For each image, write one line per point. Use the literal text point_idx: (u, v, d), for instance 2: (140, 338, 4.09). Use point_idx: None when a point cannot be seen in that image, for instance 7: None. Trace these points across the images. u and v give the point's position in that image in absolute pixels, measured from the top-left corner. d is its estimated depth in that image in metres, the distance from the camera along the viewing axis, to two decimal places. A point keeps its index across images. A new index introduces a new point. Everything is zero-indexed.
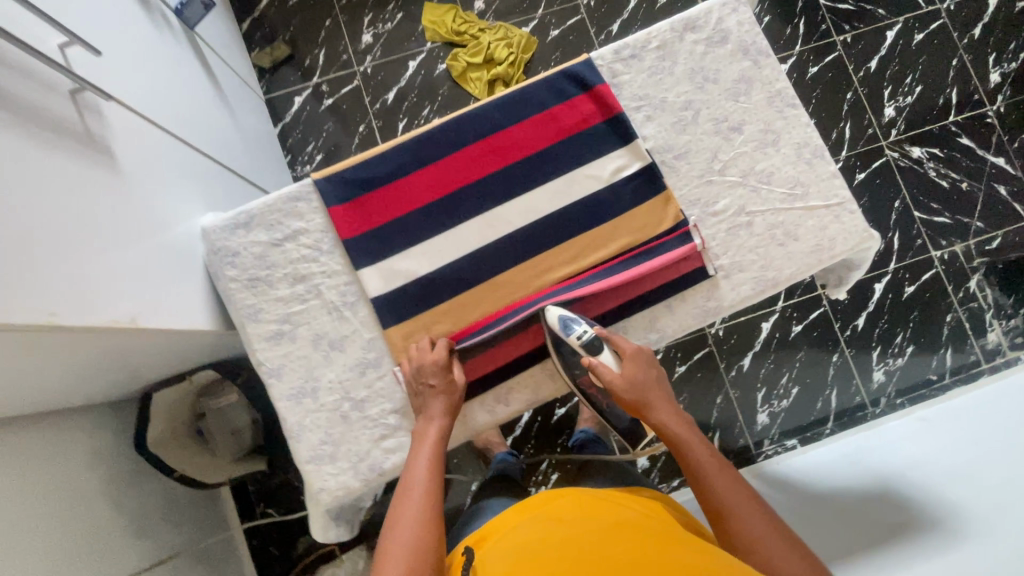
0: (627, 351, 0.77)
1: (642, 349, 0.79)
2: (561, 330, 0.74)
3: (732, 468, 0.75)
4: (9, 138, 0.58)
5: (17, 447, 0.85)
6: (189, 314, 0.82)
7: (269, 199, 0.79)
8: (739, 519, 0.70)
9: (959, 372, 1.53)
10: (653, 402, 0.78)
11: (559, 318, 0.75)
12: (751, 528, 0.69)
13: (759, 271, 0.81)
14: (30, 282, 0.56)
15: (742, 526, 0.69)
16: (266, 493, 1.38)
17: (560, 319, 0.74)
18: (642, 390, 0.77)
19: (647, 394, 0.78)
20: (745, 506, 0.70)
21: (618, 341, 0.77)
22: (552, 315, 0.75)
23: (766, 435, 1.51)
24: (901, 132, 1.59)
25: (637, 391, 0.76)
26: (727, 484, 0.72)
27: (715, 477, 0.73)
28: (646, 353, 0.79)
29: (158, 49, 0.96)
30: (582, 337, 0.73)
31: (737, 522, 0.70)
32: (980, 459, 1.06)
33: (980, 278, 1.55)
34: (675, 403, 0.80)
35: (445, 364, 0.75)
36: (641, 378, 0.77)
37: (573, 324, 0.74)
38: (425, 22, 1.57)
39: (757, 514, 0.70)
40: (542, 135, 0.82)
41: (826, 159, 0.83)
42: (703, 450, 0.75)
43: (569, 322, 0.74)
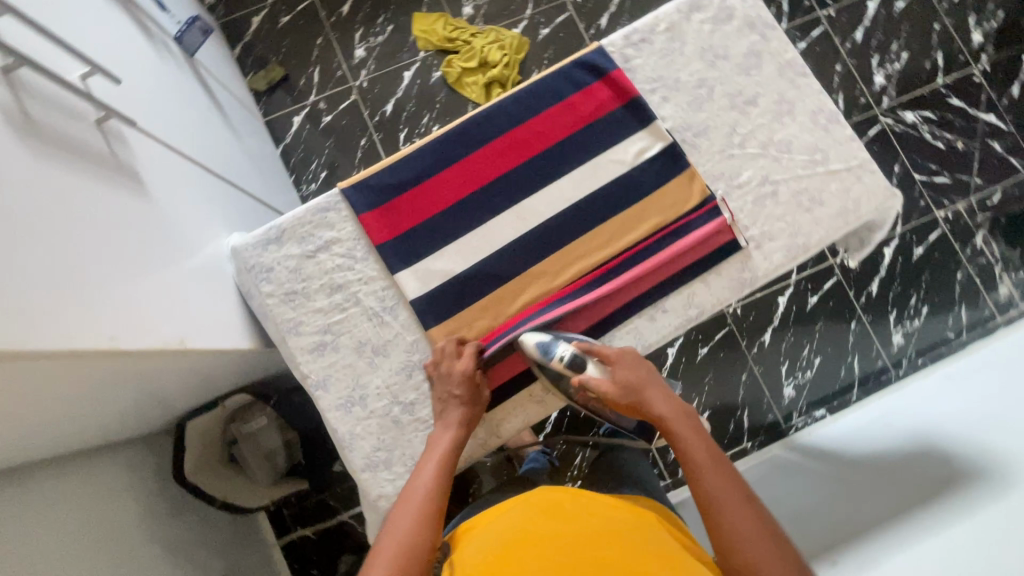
0: (611, 356, 0.76)
1: (627, 351, 0.78)
2: (540, 355, 0.74)
3: (726, 462, 0.71)
4: (50, 168, 0.59)
5: (65, 483, 0.85)
6: (231, 333, 0.83)
7: (299, 212, 0.79)
8: (726, 516, 0.66)
9: (975, 328, 1.55)
10: (647, 398, 0.75)
11: (536, 344, 0.75)
12: (739, 526, 0.65)
13: (789, 238, 0.82)
14: (86, 310, 0.57)
15: (729, 524, 0.65)
16: (303, 515, 1.37)
17: (538, 344, 0.75)
18: (634, 390, 0.75)
19: (640, 393, 0.75)
20: (735, 504, 0.66)
21: (601, 349, 0.76)
22: (528, 342, 0.76)
23: (794, 408, 1.51)
24: (893, 98, 1.61)
25: (629, 392, 0.75)
26: (719, 480, 0.68)
27: (706, 472, 0.69)
28: (630, 354, 0.77)
29: (165, 76, 0.96)
30: (564, 358, 0.73)
31: (723, 519, 0.66)
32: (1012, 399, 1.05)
33: (985, 234, 1.57)
34: (672, 396, 0.77)
35: (472, 375, 0.75)
36: (631, 378, 0.75)
37: (552, 347, 0.74)
38: (415, 32, 1.58)
39: (746, 512, 0.66)
40: (562, 125, 0.83)
41: (842, 123, 0.84)
42: (693, 446, 0.71)
43: (548, 347, 0.74)
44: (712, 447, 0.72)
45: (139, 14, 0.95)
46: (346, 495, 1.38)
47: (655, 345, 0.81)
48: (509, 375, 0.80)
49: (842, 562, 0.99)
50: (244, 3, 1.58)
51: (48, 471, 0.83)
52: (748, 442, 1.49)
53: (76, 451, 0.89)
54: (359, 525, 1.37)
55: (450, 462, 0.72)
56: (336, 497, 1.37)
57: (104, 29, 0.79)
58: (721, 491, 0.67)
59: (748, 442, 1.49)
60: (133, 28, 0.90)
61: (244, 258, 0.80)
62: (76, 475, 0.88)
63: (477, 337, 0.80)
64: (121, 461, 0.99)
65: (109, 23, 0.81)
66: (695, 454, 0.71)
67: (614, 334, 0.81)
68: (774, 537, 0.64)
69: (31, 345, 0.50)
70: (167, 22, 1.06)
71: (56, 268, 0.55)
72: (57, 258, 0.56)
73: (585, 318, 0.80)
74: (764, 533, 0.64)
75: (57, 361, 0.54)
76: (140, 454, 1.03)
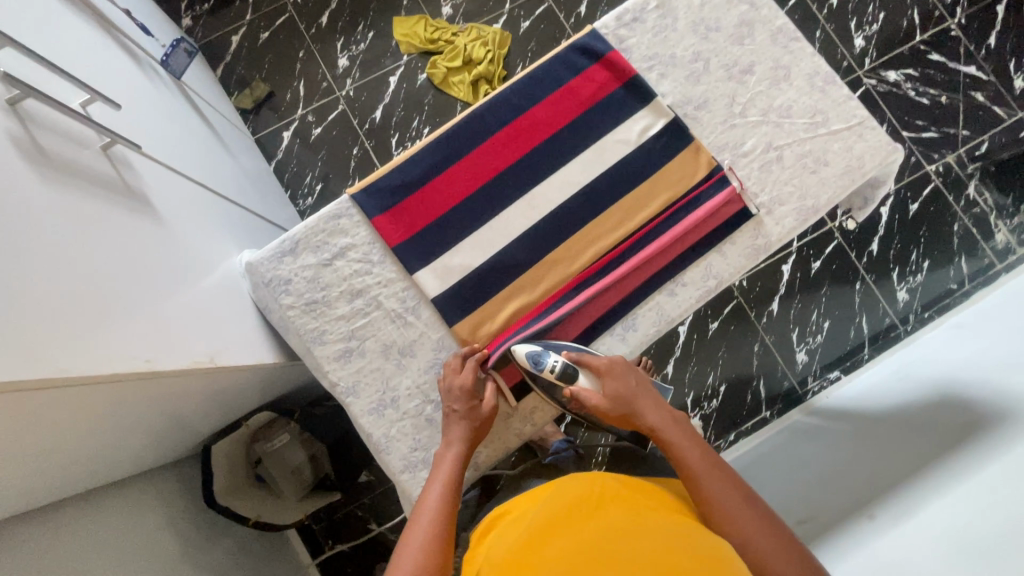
0: (601, 368, 0.75)
1: (617, 360, 0.77)
2: (531, 366, 0.75)
3: (722, 465, 0.71)
4: (77, 201, 0.60)
5: (110, 513, 0.86)
6: (257, 349, 0.85)
7: (311, 221, 0.79)
8: (728, 518, 0.66)
9: (977, 277, 1.57)
10: (639, 409, 0.76)
11: (527, 354, 0.75)
12: (742, 527, 0.65)
13: (799, 201, 0.83)
14: (118, 336, 0.59)
15: (736, 527, 0.65)
16: (334, 527, 1.37)
17: (529, 355, 0.75)
18: (626, 402, 0.76)
19: (632, 404, 0.76)
20: (737, 506, 0.67)
21: (590, 360, 0.76)
22: (519, 354, 0.76)
23: (809, 372, 1.53)
24: (874, 59, 1.63)
25: (620, 405, 0.75)
26: (720, 482, 0.68)
27: (707, 475, 0.69)
28: (622, 363, 0.78)
29: (158, 99, 0.95)
30: (555, 368, 0.74)
31: (726, 520, 0.66)
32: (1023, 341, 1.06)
33: (977, 184, 1.59)
34: (664, 405, 0.78)
35: (471, 389, 0.74)
36: (623, 390, 0.75)
37: (542, 359, 0.74)
38: (397, 37, 1.57)
39: (750, 512, 0.66)
40: (564, 110, 0.83)
41: (838, 83, 0.85)
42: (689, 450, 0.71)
43: (538, 356, 0.74)
44: (709, 452, 0.73)
45: (125, 40, 0.94)
46: (375, 504, 1.38)
47: (678, 319, 0.82)
48: None
49: (879, 518, 0.98)
50: (222, 23, 1.57)
51: (89, 504, 0.83)
52: (766, 411, 1.51)
53: (114, 482, 0.89)
54: (391, 533, 1.38)
55: (455, 479, 0.71)
56: (366, 507, 1.38)
57: (94, 54, 0.78)
58: (722, 494, 0.68)
59: (767, 412, 1.51)
60: (121, 53, 0.89)
61: (261, 273, 0.79)
62: (115, 506, 0.88)
63: (483, 344, 0.79)
64: (157, 487, 0.99)
65: (98, 49, 0.80)
66: (692, 459, 0.71)
67: (637, 313, 0.81)
68: (778, 537, 0.65)
69: (73, 372, 0.52)
70: (151, 46, 1.05)
71: (86, 298, 0.57)
72: (87, 287, 0.58)
73: (608, 300, 0.81)
74: (768, 531, 0.65)
75: (99, 386, 0.56)
76: (172, 481, 1.03)
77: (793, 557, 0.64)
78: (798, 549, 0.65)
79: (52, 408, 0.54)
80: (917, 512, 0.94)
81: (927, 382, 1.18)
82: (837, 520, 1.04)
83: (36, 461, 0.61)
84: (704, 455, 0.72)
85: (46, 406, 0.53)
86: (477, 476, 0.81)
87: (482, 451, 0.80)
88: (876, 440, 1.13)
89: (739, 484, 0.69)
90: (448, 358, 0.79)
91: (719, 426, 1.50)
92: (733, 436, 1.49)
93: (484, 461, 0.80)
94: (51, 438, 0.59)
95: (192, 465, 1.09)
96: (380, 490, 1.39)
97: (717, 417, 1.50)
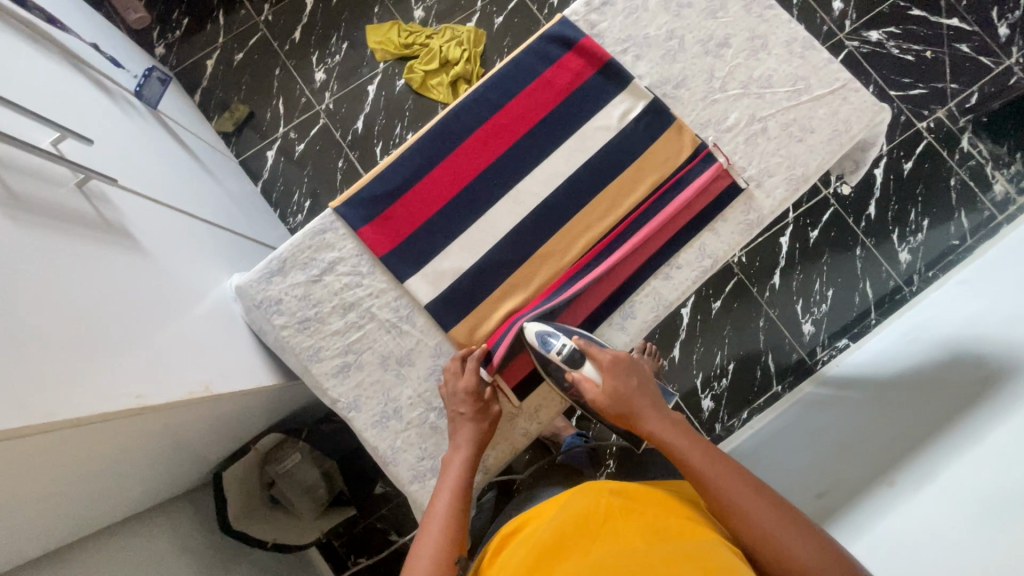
0: (605, 361, 0.74)
1: (621, 356, 0.75)
2: (539, 346, 0.74)
3: (729, 462, 0.69)
4: (53, 240, 0.59)
5: (130, 545, 0.86)
6: (253, 373, 0.84)
7: (297, 239, 0.78)
8: (747, 519, 0.64)
9: (979, 230, 1.54)
10: (639, 410, 0.74)
11: (536, 334, 0.74)
12: (764, 526, 0.64)
13: (788, 171, 0.82)
14: (109, 376, 0.59)
15: (752, 525, 0.64)
16: (354, 543, 1.37)
17: (538, 335, 0.74)
18: (624, 400, 0.74)
19: (631, 404, 0.74)
20: (753, 505, 0.65)
21: (596, 352, 0.74)
22: (528, 332, 0.75)
23: (817, 343, 1.52)
24: (854, 21, 1.60)
25: (618, 404, 0.74)
26: (733, 482, 0.67)
27: (717, 477, 0.67)
28: (625, 360, 0.76)
29: (135, 131, 0.94)
30: (562, 351, 0.73)
31: (744, 521, 0.65)
32: None
33: (970, 136, 1.57)
34: (663, 408, 0.75)
35: (477, 390, 0.74)
36: (621, 388, 0.74)
37: (551, 339, 0.73)
38: (371, 45, 1.56)
39: (768, 509, 0.65)
40: (541, 102, 0.82)
41: (817, 48, 0.83)
42: (694, 454, 0.69)
43: (547, 338, 0.73)
44: (714, 452, 0.70)
45: (96, 75, 0.93)
46: (394, 515, 1.38)
47: (677, 303, 0.81)
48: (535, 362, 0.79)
49: (899, 483, 0.96)
50: (195, 48, 1.56)
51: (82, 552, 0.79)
52: (778, 386, 1.50)
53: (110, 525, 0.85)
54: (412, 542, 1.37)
55: (464, 485, 0.70)
56: (385, 519, 1.38)
57: (65, 92, 0.77)
58: (737, 495, 0.66)
59: (779, 386, 1.50)
60: (92, 87, 0.88)
61: (251, 295, 0.78)
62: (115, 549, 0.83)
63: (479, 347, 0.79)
64: (171, 517, 0.98)
65: (68, 86, 0.80)
66: (698, 464, 0.69)
67: (634, 300, 0.80)
68: (794, 523, 0.64)
69: (62, 416, 0.51)
70: (123, 78, 1.05)
71: (72, 340, 0.56)
72: (71, 328, 0.57)
73: (604, 288, 0.79)
74: (791, 524, 0.64)
75: (93, 427, 0.56)
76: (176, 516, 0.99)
77: (819, 546, 0.63)
78: (821, 537, 0.64)
79: (47, 457, 0.53)
80: (936, 473, 0.93)
81: (939, 340, 1.16)
82: (858, 488, 1.02)
83: (42, 509, 0.60)
84: (709, 455, 0.70)
85: (40, 454, 0.52)
86: (487, 480, 0.80)
87: (490, 453, 0.79)
88: (890, 404, 1.11)
89: (748, 477, 0.68)
90: (447, 363, 0.78)
91: (732, 405, 1.49)
92: (745, 414, 1.48)
93: (494, 464, 0.79)
94: (51, 486, 0.58)
95: (205, 493, 1.09)
96: (397, 500, 1.38)
97: (729, 396, 1.49)
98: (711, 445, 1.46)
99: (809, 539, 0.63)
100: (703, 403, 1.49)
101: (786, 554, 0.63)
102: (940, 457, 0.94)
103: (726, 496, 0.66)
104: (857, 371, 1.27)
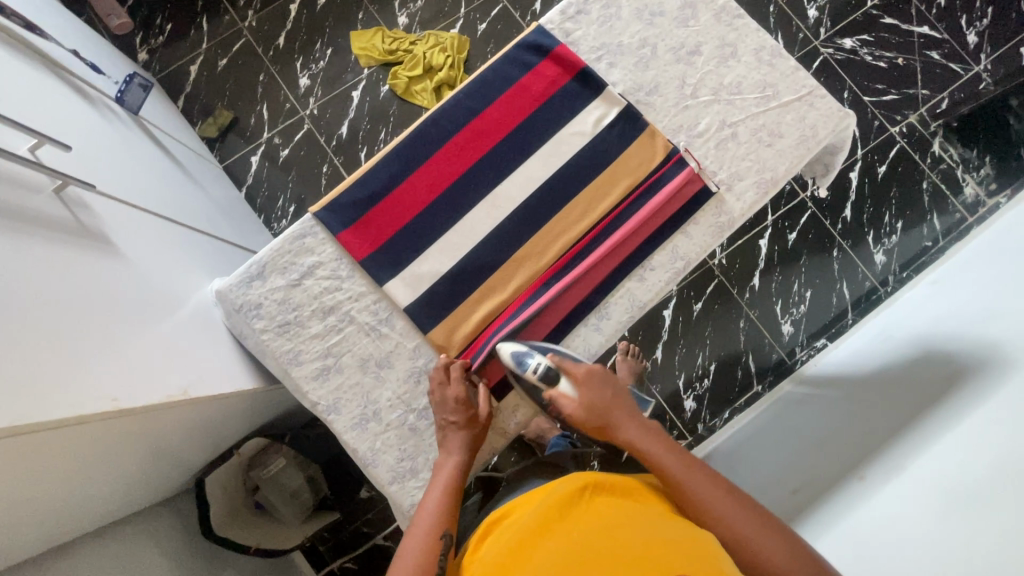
0: (580, 376, 0.74)
1: (596, 369, 0.76)
2: (516, 366, 0.74)
3: (702, 464, 0.71)
4: (31, 246, 0.60)
5: (114, 547, 0.87)
6: (234, 378, 0.85)
7: (276, 244, 0.79)
8: (720, 521, 0.66)
9: (951, 232, 1.59)
10: (615, 422, 0.74)
11: (511, 354, 0.74)
12: (740, 531, 0.65)
13: (757, 175, 0.84)
14: (82, 379, 0.59)
15: (721, 525, 0.66)
16: (339, 547, 1.37)
17: (513, 355, 0.74)
18: (601, 414, 0.74)
19: (608, 416, 0.74)
20: (727, 507, 0.67)
21: (571, 367, 0.74)
22: (503, 352, 0.76)
23: (795, 343, 1.55)
24: (829, 28, 1.65)
25: (596, 417, 0.74)
26: (710, 490, 0.68)
27: (694, 481, 0.69)
28: (599, 373, 0.76)
29: (115, 137, 0.94)
30: (538, 370, 0.73)
31: (721, 525, 0.66)
32: (1011, 291, 1.05)
33: (941, 141, 1.61)
34: (639, 416, 0.76)
35: (467, 399, 0.75)
36: (598, 401, 0.74)
37: (525, 360, 0.73)
38: (356, 51, 1.57)
39: (738, 508, 0.67)
40: (517, 109, 0.84)
41: (785, 55, 0.86)
42: (671, 463, 0.70)
43: (522, 357, 0.73)
44: (688, 457, 0.72)
45: (74, 80, 0.93)
46: (379, 519, 1.38)
47: (650, 304, 0.83)
48: None
49: (871, 478, 0.98)
50: (179, 54, 1.56)
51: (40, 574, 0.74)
52: (758, 385, 1.52)
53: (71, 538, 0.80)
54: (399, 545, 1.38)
55: (453, 491, 0.72)
56: (369, 523, 1.38)
57: (43, 99, 0.78)
58: (712, 500, 0.67)
59: (759, 385, 1.52)
60: (71, 94, 0.88)
61: (230, 300, 0.79)
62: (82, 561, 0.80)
63: (457, 350, 0.80)
64: (158, 522, 0.99)
65: (45, 93, 0.80)
66: (675, 471, 0.69)
67: (609, 301, 0.82)
68: (764, 521, 0.66)
69: (37, 420, 0.51)
70: (104, 84, 1.05)
71: (44, 342, 0.56)
72: (44, 331, 0.57)
73: (581, 290, 0.81)
74: (760, 524, 0.66)
75: (70, 429, 0.56)
76: (148, 526, 0.96)
77: (788, 546, 0.65)
78: (791, 538, 0.66)
79: (23, 460, 0.53)
80: (905, 467, 0.95)
81: (918, 340, 1.17)
82: (831, 484, 1.04)
83: (15, 513, 0.59)
84: (683, 462, 0.71)
85: (16, 458, 0.52)
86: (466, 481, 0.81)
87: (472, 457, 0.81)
88: (866, 400, 1.13)
89: (720, 479, 0.70)
90: (427, 366, 0.79)
91: (714, 404, 1.51)
92: (726, 413, 1.50)
93: (478, 464, 0.81)
94: (25, 490, 0.57)
95: (188, 499, 1.08)
96: (382, 504, 1.39)
97: (710, 395, 1.52)
98: (693, 444, 1.49)
99: (777, 537, 0.65)
100: (685, 403, 1.51)
101: (760, 554, 0.64)
102: (914, 452, 0.96)
103: (697, 499, 0.67)
104: (838, 367, 1.30)
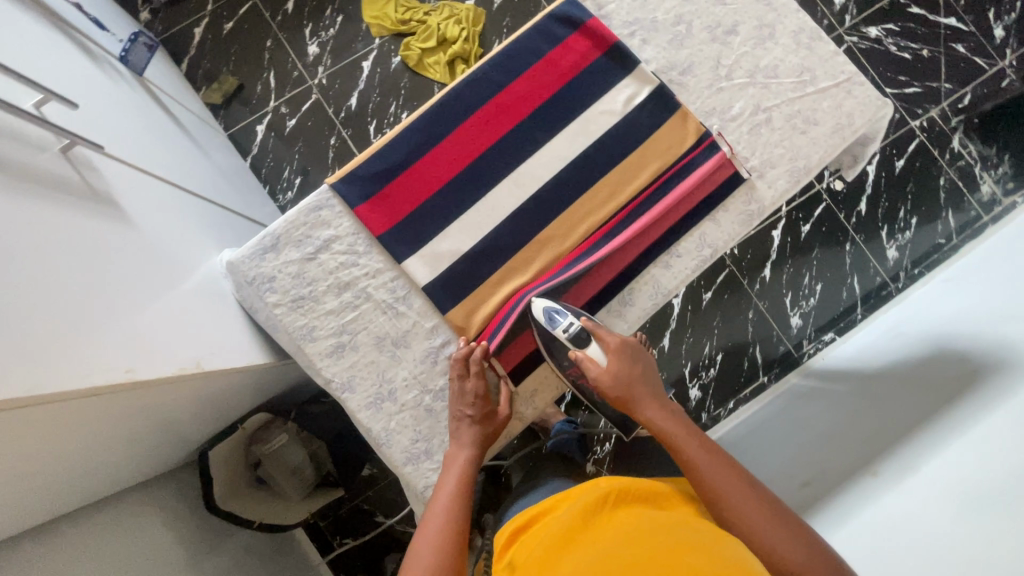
0: (613, 344, 0.75)
1: (628, 342, 0.77)
2: (546, 322, 0.74)
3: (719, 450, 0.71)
4: (40, 208, 0.57)
5: (131, 509, 0.89)
6: (246, 352, 0.83)
7: (291, 215, 0.76)
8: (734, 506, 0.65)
9: (965, 230, 1.57)
10: (639, 397, 0.75)
11: (544, 310, 0.75)
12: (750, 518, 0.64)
13: (790, 162, 0.81)
14: (93, 348, 0.56)
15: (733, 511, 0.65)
16: (340, 523, 1.37)
17: (545, 311, 0.75)
18: (627, 386, 0.75)
19: (633, 389, 0.75)
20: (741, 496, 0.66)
21: (604, 334, 0.75)
22: (536, 307, 0.75)
23: (803, 336, 1.54)
24: (855, 16, 1.60)
25: (621, 387, 0.75)
26: (728, 481, 0.67)
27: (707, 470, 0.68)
28: (630, 346, 0.77)
29: (120, 98, 0.90)
30: (568, 329, 0.73)
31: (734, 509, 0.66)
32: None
33: (961, 137, 1.58)
34: (663, 398, 0.77)
35: (485, 395, 0.74)
36: (625, 372, 0.75)
37: (558, 317, 0.74)
38: (368, 19, 1.51)
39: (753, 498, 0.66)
40: (544, 83, 0.80)
41: (824, 39, 0.83)
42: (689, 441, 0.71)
43: (554, 315, 0.74)
44: (706, 442, 0.72)
45: (80, 38, 0.89)
46: (380, 497, 1.38)
47: (675, 292, 0.81)
48: (526, 352, 0.79)
49: (883, 474, 0.98)
50: (183, 14, 1.50)
51: (52, 549, 0.73)
52: (764, 376, 1.52)
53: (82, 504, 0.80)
54: (400, 524, 1.37)
55: (466, 484, 0.71)
56: (370, 501, 1.38)
57: (48, 54, 0.73)
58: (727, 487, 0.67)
59: (765, 377, 1.52)
60: (75, 50, 0.84)
61: (242, 272, 0.76)
62: (103, 520, 0.83)
63: (475, 331, 0.78)
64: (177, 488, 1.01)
65: (49, 47, 0.75)
66: (693, 455, 0.70)
67: (634, 287, 0.80)
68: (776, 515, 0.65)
69: (50, 390, 0.49)
70: (109, 43, 1.00)
71: (53, 310, 0.54)
72: (53, 298, 0.54)
73: (605, 274, 0.79)
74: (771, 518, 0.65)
75: (83, 399, 0.54)
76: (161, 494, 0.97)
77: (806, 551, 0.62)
78: (811, 541, 0.64)
79: (34, 430, 0.51)
80: (921, 466, 0.94)
81: (931, 338, 1.16)
82: (843, 477, 1.04)
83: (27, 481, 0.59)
84: (702, 445, 0.71)
85: (28, 427, 0.50)
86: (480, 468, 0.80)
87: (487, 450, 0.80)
88: (873, 397, 1.13)
89: (734, 467, 0.69)
90: (444, 348, 0.77)
91: (718, 394, 1.51)
92: (732, 403, 1.50)
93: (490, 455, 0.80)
94: (29, 464, 0.55)
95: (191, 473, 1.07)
96: (383, 483, 1.38)
97: (716, 386, 1.51)
98: None
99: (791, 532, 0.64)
100: (691, 392, 1.51)
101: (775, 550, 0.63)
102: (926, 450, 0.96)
103: (711, 480, 0.67)
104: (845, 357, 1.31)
